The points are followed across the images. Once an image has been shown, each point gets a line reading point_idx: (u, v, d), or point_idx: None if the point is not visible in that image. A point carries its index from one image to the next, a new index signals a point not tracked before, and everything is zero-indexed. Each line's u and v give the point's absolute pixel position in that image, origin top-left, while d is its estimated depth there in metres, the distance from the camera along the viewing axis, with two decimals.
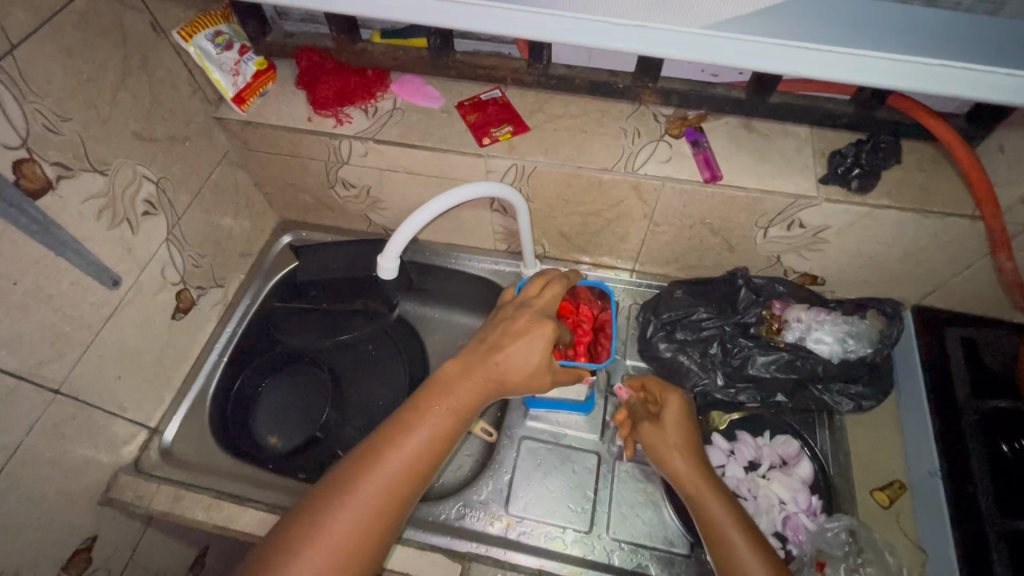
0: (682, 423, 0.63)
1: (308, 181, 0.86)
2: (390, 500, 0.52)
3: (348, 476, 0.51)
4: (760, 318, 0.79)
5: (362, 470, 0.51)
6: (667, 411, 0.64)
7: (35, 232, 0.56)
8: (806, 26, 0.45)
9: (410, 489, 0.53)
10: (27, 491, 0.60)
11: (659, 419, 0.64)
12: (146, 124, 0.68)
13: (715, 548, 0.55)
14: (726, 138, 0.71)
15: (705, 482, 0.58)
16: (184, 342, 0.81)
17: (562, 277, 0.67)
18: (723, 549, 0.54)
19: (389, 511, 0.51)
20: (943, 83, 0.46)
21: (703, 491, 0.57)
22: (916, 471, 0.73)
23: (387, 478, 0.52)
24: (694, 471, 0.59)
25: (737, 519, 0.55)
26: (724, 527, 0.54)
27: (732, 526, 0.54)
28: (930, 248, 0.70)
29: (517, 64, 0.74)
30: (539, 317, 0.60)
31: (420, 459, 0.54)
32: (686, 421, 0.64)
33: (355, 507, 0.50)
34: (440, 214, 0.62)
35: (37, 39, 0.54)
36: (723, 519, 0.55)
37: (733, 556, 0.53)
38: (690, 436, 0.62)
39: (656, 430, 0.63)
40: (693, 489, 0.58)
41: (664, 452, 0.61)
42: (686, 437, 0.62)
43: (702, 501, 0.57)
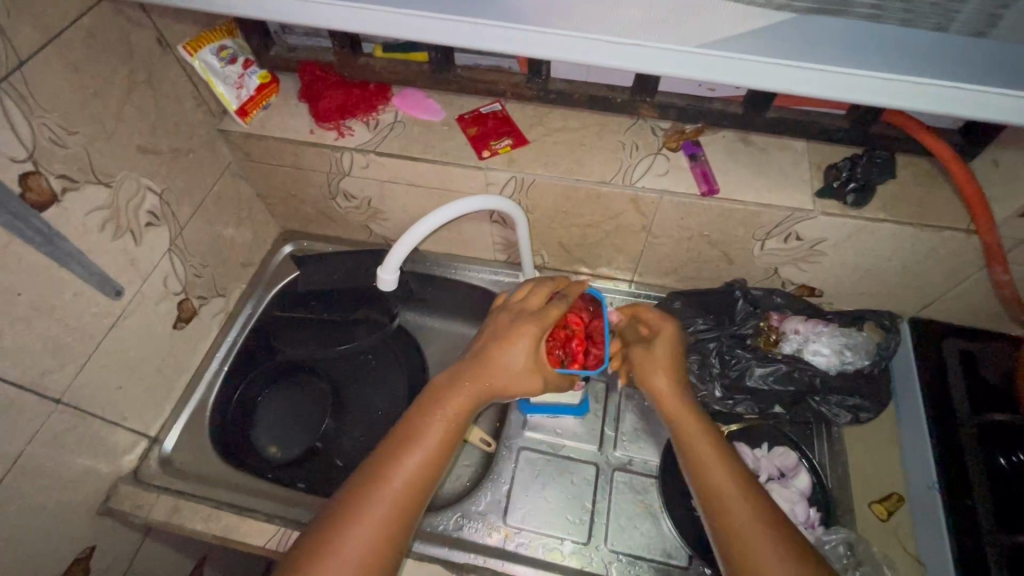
0: (674, 354, 0.63)
1: (309, 192, 0.87)
2: (398, 514, 0.51)
3: (354, 495, 0.51)
4: (757, 330, 0.80)
5: (367, 488, 0.52)
6: (660, 336, 0.64)
7: (41, 243, 0.57)
8: (800, 46, 0.46)
9: (418, 500, 0.53)
10: (28, 501, 0.61)
11: (650, 345, 0.64)
12: (150, 136, 0.69)
13: (696, 476, 0.53)
14: (724, 152, 0.72)
15: (692, 415, 0.57)
16: (186, 351, 0.82)
17: (551, 280, 0.67)
18: (703, 480, 0.53)
19: (400, 524, 0.51)
20: (939, 102, 0.47)
21: (688, 421, 0.57)
22: (914, 484, 0.73)
23: (393, 492, 0.52)
24: (677, 400, 0.59)
25: (722, 456, 0.54)
26: (710, 459, 0.53)
27: (716, 458, 0.53)
28: (926, 261, 0.71)
29: (517, 79, 0.75)
30: (522, 317, 0.61)
31: (423, 469, 0.54)
32: (680, 353, 0.63)
33: (364, 524, 0.50)
34: (442, 225, 0.63)
35: (45, 56, 0.55)
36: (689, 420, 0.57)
37: (712, 486, 0.52)
38: (681, 367, 0.62)
39: (647, 355, 0.63)
40: (672, 408, 0.58)
41: (650, 373, 0.61)
42: (677, 370, 0.62)
43: (687, 433, 0.56)
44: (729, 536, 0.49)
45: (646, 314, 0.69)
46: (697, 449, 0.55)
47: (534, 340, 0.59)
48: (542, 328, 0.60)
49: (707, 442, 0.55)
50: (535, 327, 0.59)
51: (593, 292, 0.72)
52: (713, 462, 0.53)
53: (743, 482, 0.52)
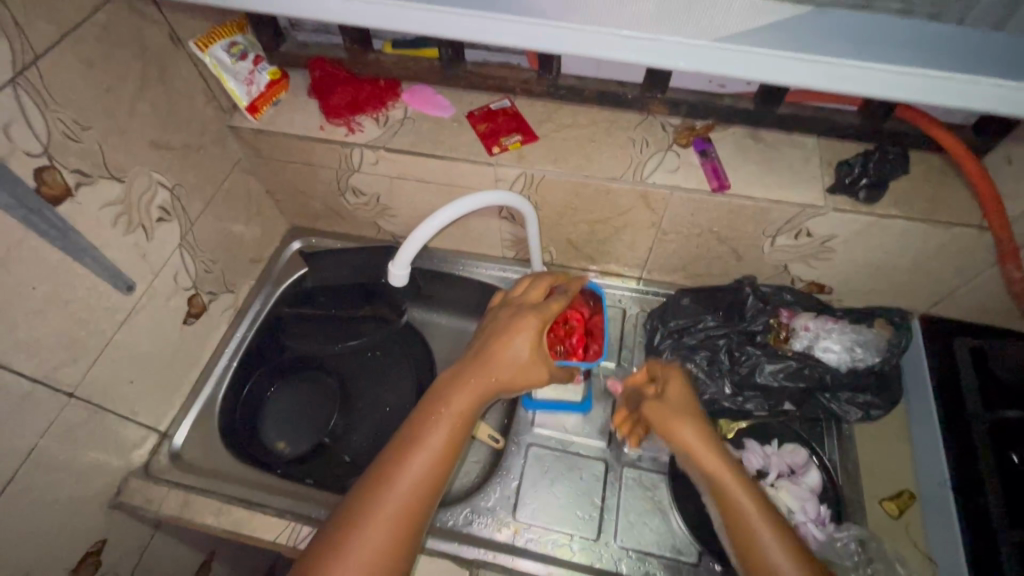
0: (685, 400, 0.63)
1: (318, 188, 0.87)
2: (406, 514, 0.51)
3: (361, 497, 0.52)
4: (767, 326, 0.79)
5: (374, 489, 0.52)
6: (672, 390, 0.64)
7: (54, 237, 0.57)
8: (809, 39, 0.46)
9: (426, 498, 0.53)
10: (41, 494, 0.61)
11: (665, 397, 0.64)
12: (162, 132, 0.69)
13: (737, 541, 0.53)
14: (734, 148, 0.72)
15: (722, 459, 0.56)
16: (196, 347, 0.82)
17: (548, 274, 0.67)
18: (742, 537, 0.52)
19: (409, 523, 0.51)
20: (957, 96, 0.47)
21: (723, 478, 0.55)
22: (925, 481, 0.73)
23: (399, 492, 0.52)
24: (703, 444, 0.58)
25: (761, 508, 0.53)
26: (747, 514, 0.53)
27: (753, 509, 0.53)
28: (937, 258, 0.70)
29: (527, 76, 0.76)
30: (522, 312, 0.61)
31: (429, 469, 0.53)
32: (690, 398, 0.64)
33: (372, 525, 0.50)
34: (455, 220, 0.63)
35: (60, 50, 0.55)
36: (725, 478, 0.55)
37: (751, 541, 0.51)
38: (695, 410, 0.62)
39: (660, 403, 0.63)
40: (704, 462, 0.57)
41: (672, 424, 0.60)
42: (694, 414, 0.62)
43: (723, 488, 0.55)
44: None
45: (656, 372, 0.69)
46: (730, 498, 0.54)
47: (533, 332, 0.59)
48: (541, 321, 0.60)
49: (742, 494, 0.54)
50: (534, 320, 0.59)
51: (595, 288, 0.73)
52: (749, 515, 0.53)
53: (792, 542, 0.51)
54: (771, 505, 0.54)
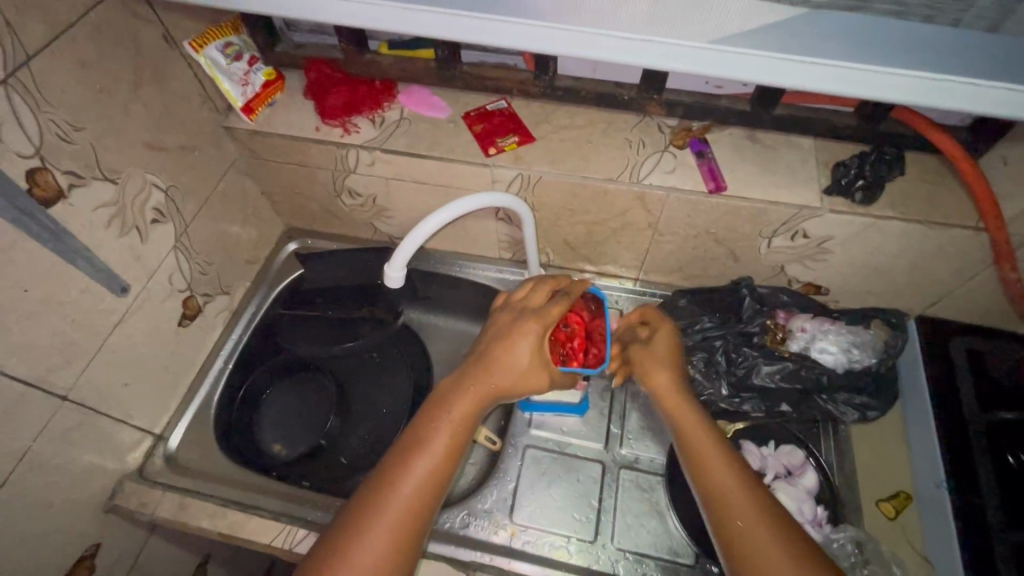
0: (670, 349, 0.65)
1: (314, 189, 0.87)
2: (408, 521, 0.51)
3: (363, 504, 0.51)
4: (764, 327, 0.80)
5: (376, 495, 0.51)
6: (659, 334, 0.66)
7: (47, 239, 0.57)
8: (807, 41, 0.46)
9: (428, 504, 0.53)
10: (34, 498, 0.61)
11: (648, 343, 0.66)
12: (156, 133, 0.69)
13: (696, 476, 0.54)
14: (731, 149, 0.72)
15: (693, 408, 0.59)
16: (191, 348, 0.82)
17: (551, 278, 0.66)
18: (699, 471, 0.54)
19: (411, 529, 0.51)
20: (951, 98, 0.47)
21: (689, 420, 0.58)
22: (921, 482, 0.73)
23: (402, 498, 0.51)
24: (677, 395, 0.60)
25: (722, 448, 0.55)
26: (709, 453, 0.55)
27: (718, 451, 0.54)
28: (934, 259, 0.70)
29: (524, 77, 0.75)
30: (526, 318, 0.60)
31: (432, 475, 0.53)
32: (676, 349, 0.65)
33: (375, 532, 0.50)
34: (449, 222, 0.63)
35: (52, 51, 0.55)
36: (691, 419, 0.58)
37: (709, 477, 0.53)
38: (677, 360, 0.64)
39: (646, 350, 0.64)
40: (673, 404, 0.60)
41: (650, 368, 0.63)
42: (675, 362, 0.64)
43: (691, 429, 0.57)
44: (725, 525, 0.50)
45: (645, 315, 0.70)
46: (696, 439, 0.56)
47: (536, 337, 0.59)
48: (543, 326, 0.59)
49: (708, 437, 0.56)
50: (536, 326, 0.59)
51: (597, 291, 0.72)
52: (712, 455, 0.54)
53: (749, 481, 0.52)
54: (734, 450, 0.56)
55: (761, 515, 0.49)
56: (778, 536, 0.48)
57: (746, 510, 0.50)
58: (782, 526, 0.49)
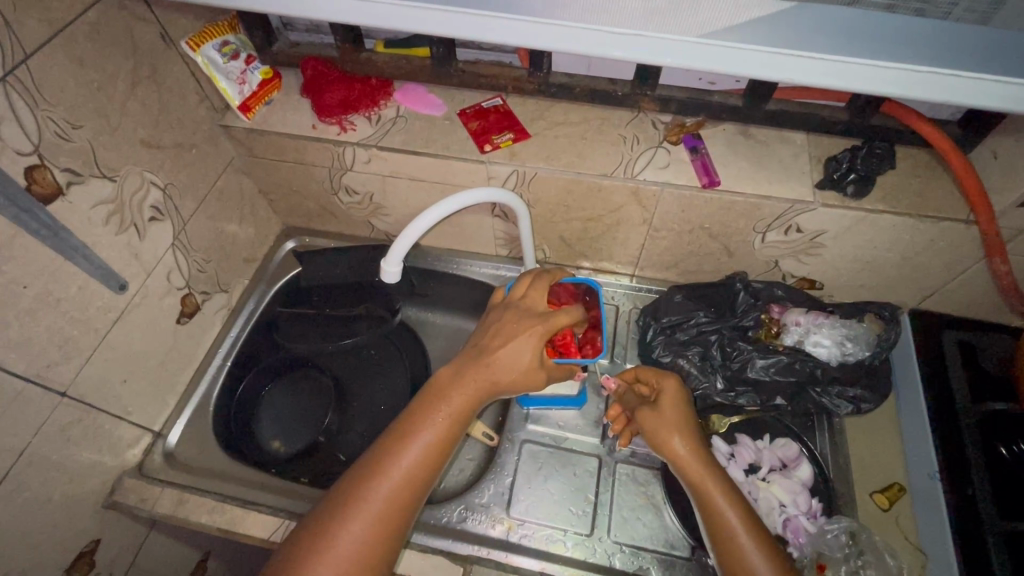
0: (680, 411, 0.63)
1: (311, 187, 0.87)
2: (394, 509, 0.52)
3: (352, 488, 0.52)
4: (758, 321, 0.80)
5: (365, 482, 0.52)
6: (666, 395, 0.64)
7: (46, 237, 0.57)
8: (796, 34, 0.47)
9: (415, 495, 0.53)
10: (34, 493, 0.61)
11: (658, 406, 0.63)
12: (154, 131, 0.69)
13: (720, 547, 0.54)
14: (724, 144, 0.72)
15: (711, 476, 0.57)
16: (189, 346, 0.82)
17: (546, 273, 0.66)
18: (724, 548, 0.53)
19: (397, 518, 0.52)
20: (937, 90, 0.47)
21: (711, 489, 0.56)
22: (915, 474, 0.74)
23: (390, 487, 0.52)
24: (695, 460, 0.58)
25: (750, 524, 0.54)
26: (731, 524, 0.54)
27: (739, 522, 0.54)
28: (926, 252, 0.71)
29: (519, 73, 0.76)
30: (528, 317, 0.61)
31: (421, 466, 0.54)
32: (685, 410, 0.63)
33: (360, 518, 0.51)
34: (444, 217, 0.63)
35: (50, 49, 0.55)
36: (715, 489, 0.56)
37: (732, 553, 0.53)
38: (689, 422, 0.61)
39: (655, 414, 0.62)
40: (693, 472, 0.58)
41: (665, 436, 0.60)
42: (687, 424, 0.61)
43: (711, 500, 0.56)
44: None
45: (645, 375, 0.69)
46: (718, 511, 0.55)
47: (536, 339, 0.58)
48: (544, 329, 0.59)
49: (728, 505, 0.55)
50: (541, 328, 0.59)
51: (591, 283, 0.72)
52: (735, 526, 0.54)
53: (774, 555, 0.52)
54: (755, 514, 0.55)
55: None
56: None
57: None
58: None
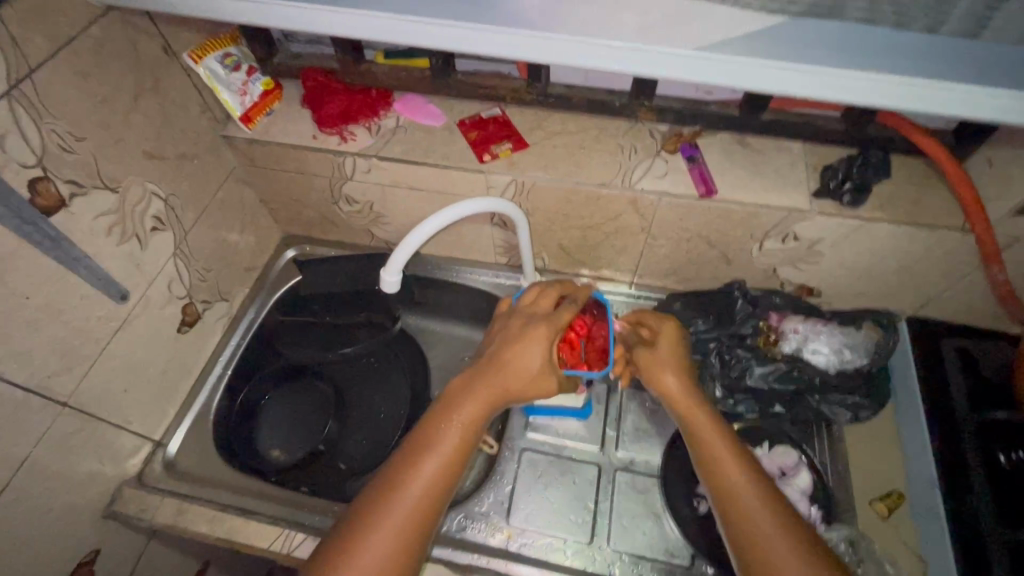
0: (676, 351, 0.64)
1: (312, 197, 0.88)
2: (414, 523, 0.51)
3: (370, 504, 0.51)
4: (757, 329, 0.80)
5: (382, 497, 0.51)
6: (662, 336, 0.66)
7: (49, 248, 0.58)
8: (787, 48, 0.47)
9: (436, 504, 0.52)
10: (34, 504, 0.61)
11: (653, 345, 0.65)
12: (157, 142, 0.70)
13: (703, 466, 0.55)
14: (721, 154, 0.73)
15: (699, 407, 0.58)
16: (190, 355, 0.83)
17: (556, 283, 0.67)
18: (715, 483, 0.53)
19: (417, 532, 0.51)
20: (928, 102, 0.48)
21: (699, 417, 0.57)
22: (915, 482, 0.74)
23: (409, 500, 0.51)
24: (685, 392, 0.60)
25: (735, 449, 0.54)
26: (715, 447, 0.54)
27: (726, 448, 0.54)
28: (923, 260, 0.71)
29: (517, 84, 0.77)
30: (534, 321, 0.62)
31: (439, 480, 0.53)
32: (680, 349, 0.65)
33: (380, 535, 0.49)
34: (500, 209, 0.66)
35: (54, 64, 0.56)
36: (704, 421, 0.57)
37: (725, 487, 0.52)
38: (684, 362, 0.63)
39: (650, 352, 0.64)
40: (681, 403, 0.59)
41: (658, 371, 0.62)
42: (681, 363, 0.63)
43: (697, 427, 0.57)
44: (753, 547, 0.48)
45: (646, 318, 0.69)
46: (710, 444, 0.55)
47: (546, 343, 0.59)
48: (553, 330, 0.60)
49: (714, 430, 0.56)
50: (548, 328, 0.60)
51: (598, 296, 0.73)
52: (719, 449, 0.54)
53: (759, 480, 0.52)
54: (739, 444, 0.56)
55: (778, 513, 0.49)
56: (787, 524, 0.48)
57: (761, 511, 0.49)
58: (812, 550, 0.46)
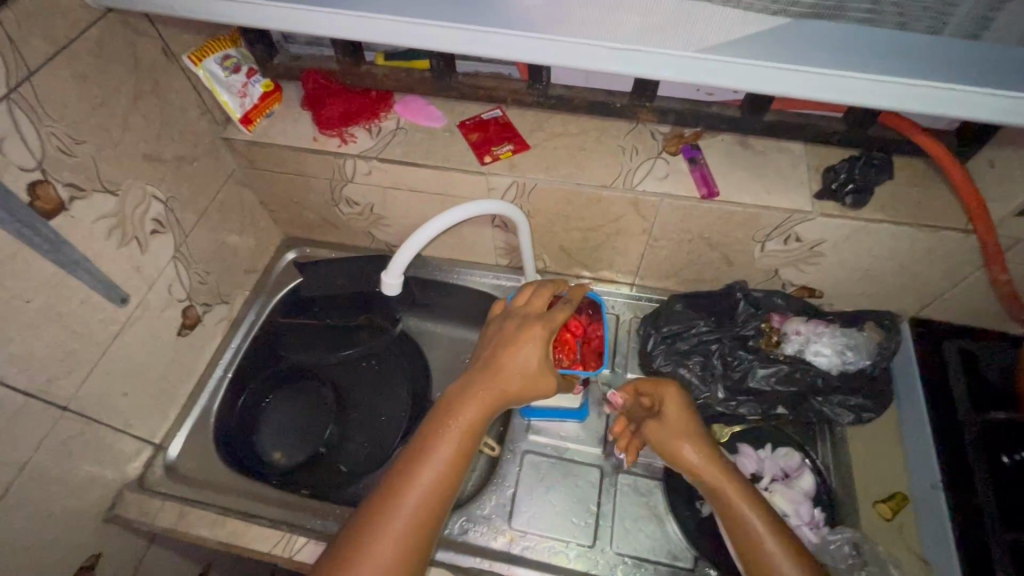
0: (687, 421, 0.64)
1: (312, 199, 0.88)
2: (416, 530, 0.51)
3: (371, 511, 0.51)
4: (759, 330, 0.80)
5: (383, 504, 0.51)
6: (669, 406, 0.65)
7: (49, 251, 0.57)
8: (789, 50, 0.47)
9: (438, 508, 0.52)
10: (34, 509, 0.61)
11: (663, 418, 0.65)
12: (156, 145, 0.70)
13: (743, 549, 0.55)
14: (723, 155, 0.73)
15: (728, 482, 0.58)
16: (190, 358, 0.82)
17: (551, 281, 0.65)
18: (763, 571, 0.53)
19: (420, 539, 0.51)
20: (932, 104, 0.48)
21: (730, 492, 0.58)
22: (918, 483, 0.74)
23: (410, 506, 0.51)
24: (709, 466, 0.60)
25: (770, 526, 0.55)
26: (752, 525, 0.55)
27: (761, 527, 0.55)
28: (926, 261, 0.71)
29: (518, 86, 0.76)
30: (528, 320, 0.61)
31: (440, 485, 0.53)
32: (691, 417, 0.64)
33: (383, 542, 0.49)
34: (502, 211, 0.66)
35: (53, 67, 0.56)
36: (735, 497, 0.57)
37: (772, 575, 0.52)
38: (697, 429, 0.63)
39: (663, 427, 0.64)
40: (709, 478, 0.60)
41: (677, 448, 0.62)
42: (697, 434, 0.63)
43: (731, 507, 0.57)
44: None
45: (644, 387, 0.67)
46: (744, 522, 0.56)
47: (541, 344, 0.59)
48: (548, 330, 0.59)
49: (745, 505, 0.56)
50: (542, 328, 0.59)
51: (595, 297, 0.73)
52: (756, 529, 0.55)
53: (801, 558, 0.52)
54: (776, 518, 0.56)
55: None
56: None
57: None
58: None
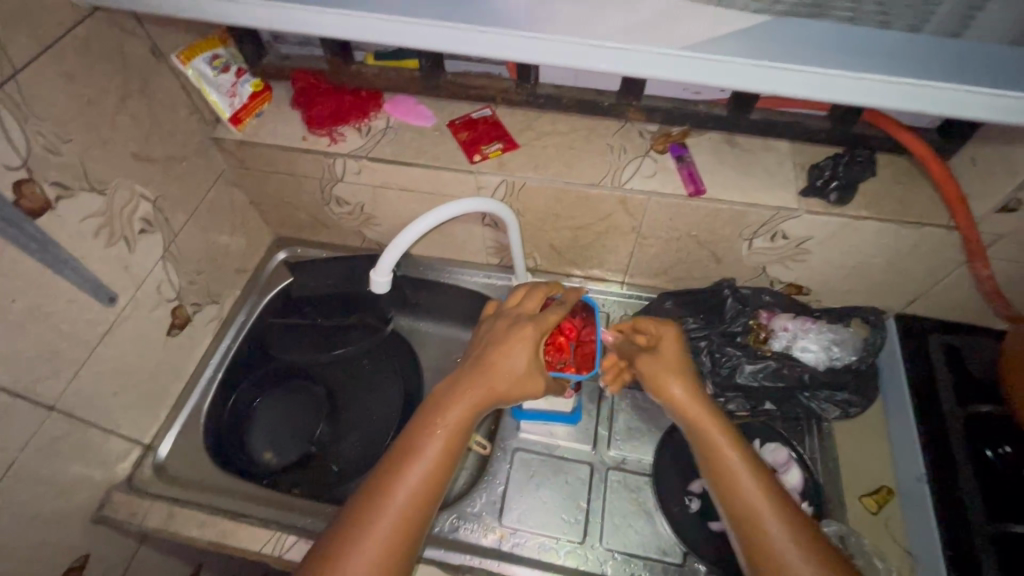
0: (680, 356, 0.60)
1: (303, 199, 0.88)
2: (403, 528, 0.51)
3: (358, 508, 0.51)
4: (747, 327, 0.81)
5: (370, 501, 0.51)
6: (664, 341, 0.61)
7: (35, 250, 0.57)
8: (772, 48, 0.48)
9: (425, 508, 0.53)
10: (22, 509, 0.61)
11: (656, 351, 0.61)
12: (144, 145, 0.69)
13: (710, 470, 0.55)
14: (710, 153, 0.73)
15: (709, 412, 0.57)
16: (180, 358, 0.82)
17: (543, 283, 0.67)
18: (721, 480, 0.53)
19: (406, 537, 0.51)
20: (913, 100, 0.49)
21: (701, 412, 0.57)
22: (903, 476, 0.75)
23: (397, 504, 0.51)
24: (693, 400, 0.57)
25: (739, 449, 0.54)
26: (721, 445, 0.54)
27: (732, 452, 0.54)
28: (911, 257, 0.72)
29: (507, 85, 0.77)
30: (519, 321, 0.61)
31: (427, 483, 0.53)
32: (683, 354, 0.61)
33: (369, 539, 0.50)
34: (482, 210, 0.66)
35: (39, 65, 0.56)
36: (704, 415, 0.56)
37: (730, 487, 0.52)
38: (688, 365, 0.60)
39: (653, 360, 0.60)
40: (690, 409, 0.57)
41: (663, 377, 0.58)
42: (683, 367, 0.60)
43: (705, 430, 0.56)
44: (759, 543, 0.49)
45: (643, 323, 0.65)
46: (713, 442, 0.55)
47: (532, 345, 0.59)
48: (539, 332, 0.60)
49: (720, 432, 0.55)
50: (534, 330, 0.60)
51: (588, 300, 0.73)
52: (726, 451, 0.54)
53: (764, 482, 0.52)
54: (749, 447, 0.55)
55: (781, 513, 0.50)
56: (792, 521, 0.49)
57: (766, 510, 0.50)
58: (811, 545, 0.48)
